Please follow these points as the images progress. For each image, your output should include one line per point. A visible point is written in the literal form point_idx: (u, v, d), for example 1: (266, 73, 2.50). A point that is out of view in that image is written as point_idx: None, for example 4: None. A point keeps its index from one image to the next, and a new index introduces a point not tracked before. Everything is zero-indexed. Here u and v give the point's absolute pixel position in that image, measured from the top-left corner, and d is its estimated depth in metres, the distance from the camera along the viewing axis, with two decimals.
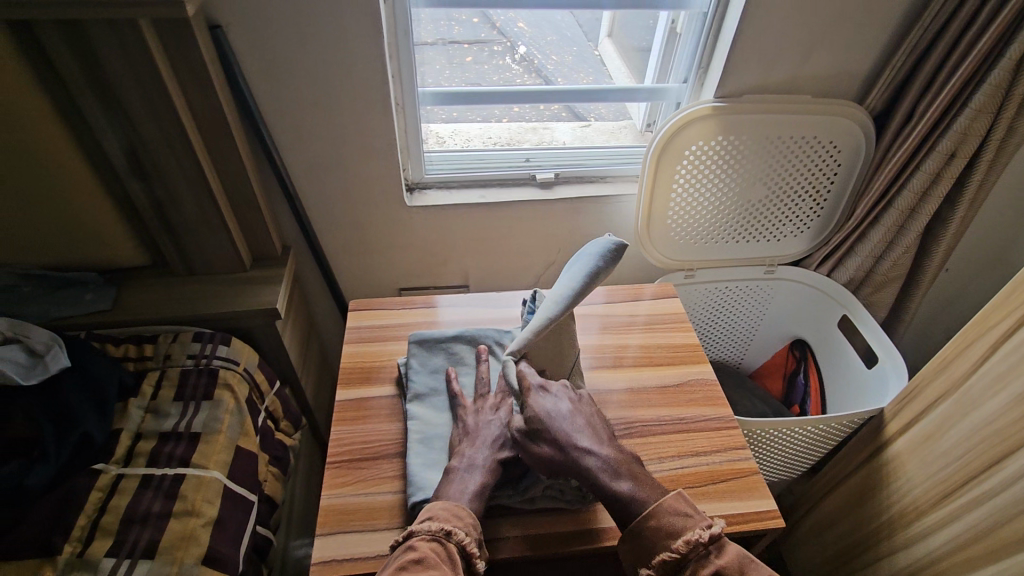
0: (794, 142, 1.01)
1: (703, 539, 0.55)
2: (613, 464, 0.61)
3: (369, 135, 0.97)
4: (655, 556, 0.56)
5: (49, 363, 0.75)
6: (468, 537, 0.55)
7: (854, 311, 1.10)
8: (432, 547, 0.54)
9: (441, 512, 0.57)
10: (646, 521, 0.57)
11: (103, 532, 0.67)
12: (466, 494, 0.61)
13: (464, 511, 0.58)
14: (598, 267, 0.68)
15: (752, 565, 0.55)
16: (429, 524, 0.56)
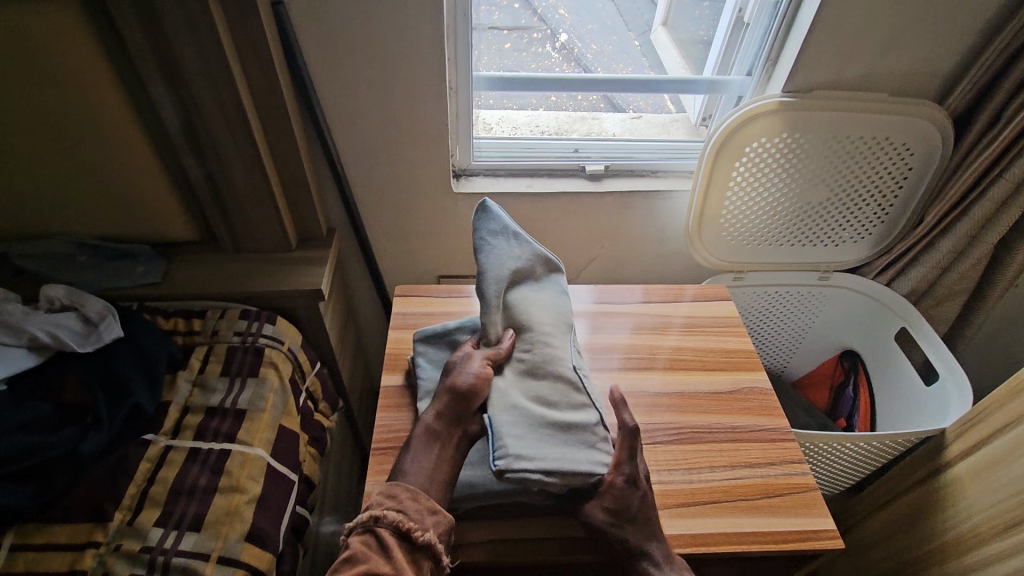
0: (864, 143, 0.96)
1: None
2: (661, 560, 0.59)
3: (422, 118, 0.96)
4: None
5: (103, 333, 0.78)
6: (400, 516, 0.55)
7: (914, 323, 1.04)
8: (363, 539, 0.54)
9: (373, 500, 0.57)
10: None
11: (152, 502, 0.67)
12: (411, 471, 0.60)
13: (399, 488, 0.57)
14: (482, 233, 0.74)
15: None
16: (360, 515, 0.56)
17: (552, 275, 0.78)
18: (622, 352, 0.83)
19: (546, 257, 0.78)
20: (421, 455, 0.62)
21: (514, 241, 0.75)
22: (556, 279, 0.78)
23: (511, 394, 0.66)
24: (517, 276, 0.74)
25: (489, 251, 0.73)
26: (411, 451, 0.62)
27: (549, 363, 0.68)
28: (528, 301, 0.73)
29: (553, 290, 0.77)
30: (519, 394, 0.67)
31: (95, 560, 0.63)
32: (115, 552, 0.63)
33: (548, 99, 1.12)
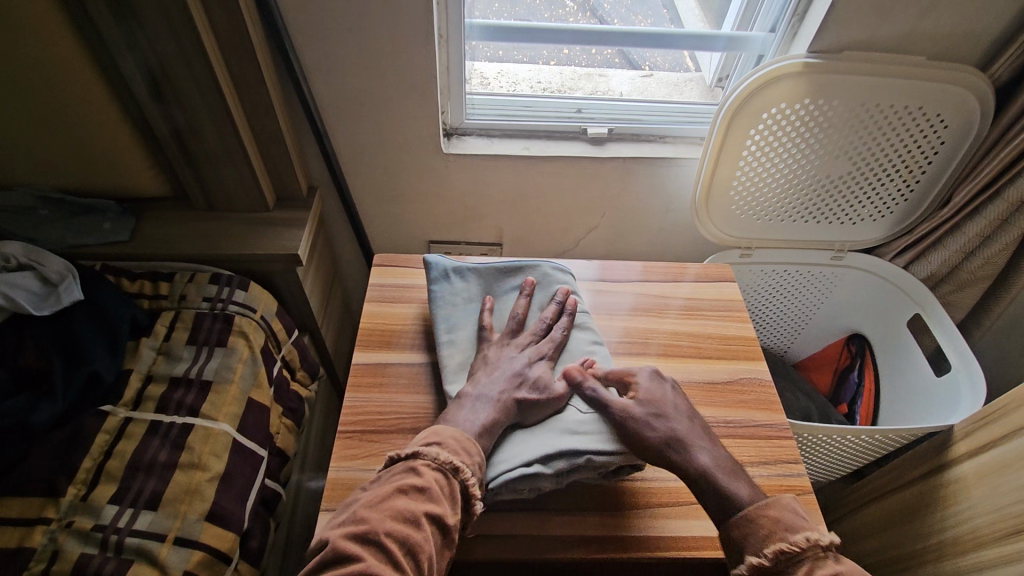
0: (894, 113, 0.87)
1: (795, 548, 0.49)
2: (730, 473, 0.56)
3: (409, 72, 0.87)
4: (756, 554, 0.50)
5: (61, 295, 0.73)
6: (475, 479, 0.53)
7: (928, 310, 0.98)
8: (438, 477, 0.52)
9: (449, 442, 0.54)
10: (764, 509, 0.52)
11: (108, 477, 0.65)
12: (473, 425, 0.58)
13: (473, 447, 0.55)
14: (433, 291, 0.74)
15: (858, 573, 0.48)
16: (437, 452, 0.53)
17: (525, 272, 0.75)
18: (613, 335, 0.77)
19: (492, 270, 0.76)
20: (481, 412, 0.59)
21: (457, 280, 0.75)
22: (524, 270, 0.76)
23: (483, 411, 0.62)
24: (474, 302, 0.74)
25: (439, 296, 0.74)
26: (463, 408, 0.60)
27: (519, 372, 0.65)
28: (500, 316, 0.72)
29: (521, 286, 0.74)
30: None
31: (46, 537, 0.60)
32: (67, 529, 0.61)
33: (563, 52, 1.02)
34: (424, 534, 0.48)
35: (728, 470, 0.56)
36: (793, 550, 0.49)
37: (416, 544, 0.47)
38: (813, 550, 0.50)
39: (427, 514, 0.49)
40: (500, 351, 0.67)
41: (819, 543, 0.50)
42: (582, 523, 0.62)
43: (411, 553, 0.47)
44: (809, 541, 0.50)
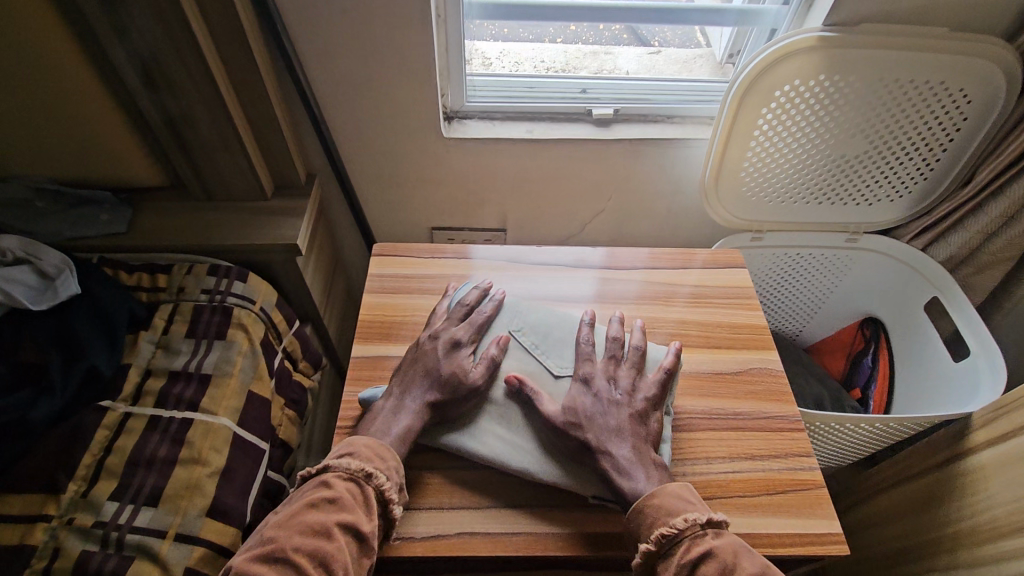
0: (913, 89, 0.82)
1: (700, 520, 0.52)
2: (634, 464, 0.57)
3: (406, 54, 0.84)
4: (652, 531, 0.52)
5: (59, 289, 0.72)
6: (388, 483, 0.55)
7: (947, 294, 0.94)
8: (349, 487, 0.54)
9: (362, 451, 0.57)
10: (648, 499, 0.54)
11: (108, 473, 0.64)
12: (389, 434, 0.60)
13: (388, 453, 0.58)
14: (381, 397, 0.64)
15: (747, 554, 0.51)
16: (348, 463, 0.55)
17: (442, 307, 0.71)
18: None
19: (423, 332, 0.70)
20: (396, 422, 0.61)
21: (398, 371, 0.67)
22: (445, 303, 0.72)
23: (494, 431, 0.63)
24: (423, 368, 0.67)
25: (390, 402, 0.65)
26: (379, 416, 0.61)
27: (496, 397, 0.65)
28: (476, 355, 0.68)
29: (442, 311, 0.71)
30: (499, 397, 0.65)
31: (48, 534, 0.60)
32: (68, 526, 0.61)
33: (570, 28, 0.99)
34: (336, 544, 0.50)
35: (638, 460, 0.58)
36: (674, 531, 0.52)
37: (327, 554, 0.49)
38: (694, 529, 0.52)
39: (337, 524, 0.51)
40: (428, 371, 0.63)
41: (699, 522, 0.52)
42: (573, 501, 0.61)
43: (322, 564, 0.49)
44: (688, 521, 0.52)
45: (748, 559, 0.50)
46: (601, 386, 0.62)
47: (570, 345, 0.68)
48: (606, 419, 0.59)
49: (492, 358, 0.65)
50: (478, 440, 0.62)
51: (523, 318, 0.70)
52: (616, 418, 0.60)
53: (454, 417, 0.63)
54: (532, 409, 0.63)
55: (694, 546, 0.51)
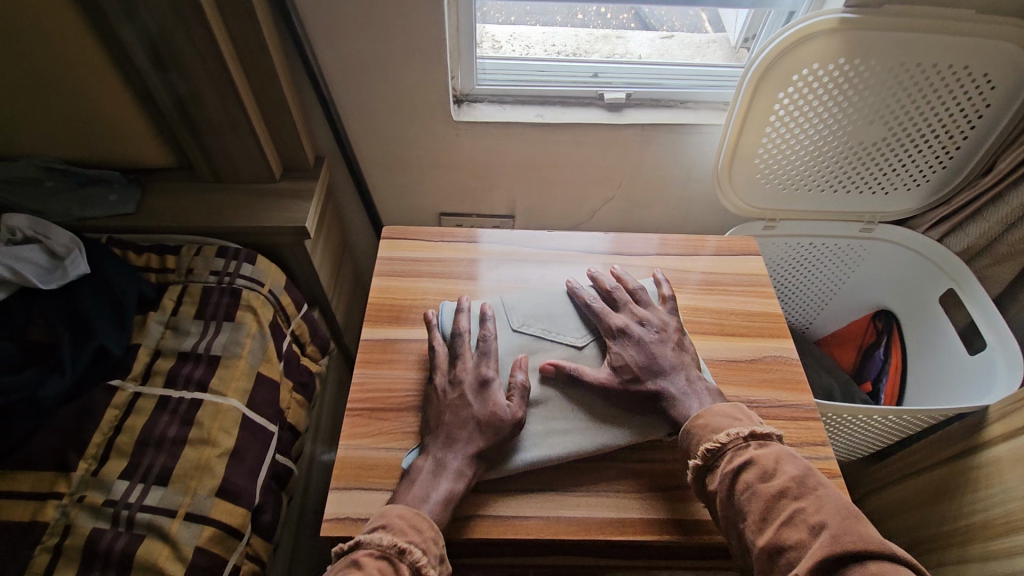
0: (936, 74, 0.80)
1: (742, 433, 0.54)
2: (687, 391, 0.60)
3: (416, 34, 0.83)
4: (698, 448, 0.55)
5: (68, 269, 0.72)
6: (425, 558, 0.48)
7: (965, 286, 0.93)
8: (381, 566, 0.47)
9: (396, 523, 0.50)
10: (696, 419, 0.58)
11: (118, 453, 0.64)
12: (431, 501, 0.54)
13: (424, 522, 0.51)
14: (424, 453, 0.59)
15: (791, 459, 0.52)
16: (380, 537, 0.48)
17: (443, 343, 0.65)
18: None
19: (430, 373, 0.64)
20: (436, 487, 0.55)
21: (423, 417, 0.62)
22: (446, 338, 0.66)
23: (549, 431, 0.61)
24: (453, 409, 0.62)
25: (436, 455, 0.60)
26: (418, 482, 0.55)
27: (551, 401, 0.63)
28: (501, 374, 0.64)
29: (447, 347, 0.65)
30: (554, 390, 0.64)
31: (59, 511, 0.60)
32: (78, 504, 0.61)
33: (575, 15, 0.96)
34: None
35: (689, 388, 0.61)
36: (717, 445, 0.54)
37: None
38: (737, 442, 0.54)
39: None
40: (459, 418, 0.59)
41: (741, 436, 0.54)
42: (656, 472, 0.62)
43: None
44: (730, 435, 0.54)
45: (791, 463, 0.51)
46: (638, 331, 0.64)
47: (572, 314, 0.69)
48: (649, 356, 0.62)
49: (522, 385, 0.61)
50: (541, 445, 0.60)
51: (523, 312, 0.69)
52: (657, 355, 0.62)
53: (498, 460, 0.59)
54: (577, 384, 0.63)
55: (736, 457, 0.53)
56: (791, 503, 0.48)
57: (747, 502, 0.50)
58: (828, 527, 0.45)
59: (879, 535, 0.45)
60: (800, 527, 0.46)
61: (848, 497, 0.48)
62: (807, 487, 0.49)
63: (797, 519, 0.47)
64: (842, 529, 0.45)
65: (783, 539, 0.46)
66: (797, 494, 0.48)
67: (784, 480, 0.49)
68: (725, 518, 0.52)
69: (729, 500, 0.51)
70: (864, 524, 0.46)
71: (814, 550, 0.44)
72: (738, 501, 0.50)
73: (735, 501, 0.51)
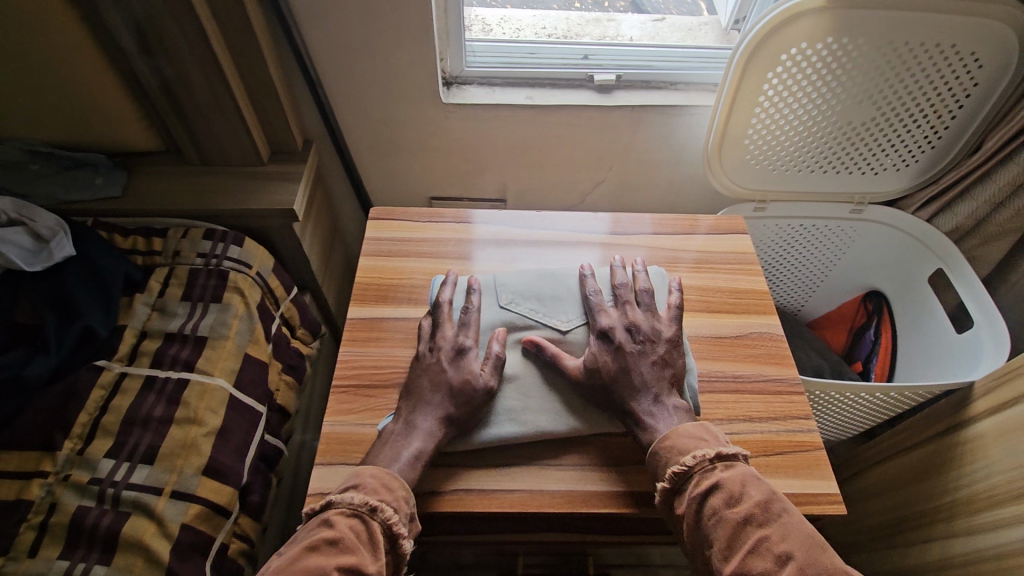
0: (925, 52, 0.80)
1: (709, 456, 0.53)
2: (659, 406, 0.58)
3: (403, 14, 0.82)
4: (666, 471, 0.54)
5: (53, 252, 0.71)
6: (396, 516, 0.50)
7: (953, 267, 0.93)
8: (353, 524, 0.48)
9: (368, 481, 0.51)
10: (664, 441, 0.56)
11: (104, 432, 0.64)
12: (401, 460, 0.55)
13: (395, 481, 0.52)
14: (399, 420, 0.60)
15: (757, 482, 0.51)
16: (351, 496, 0.50)
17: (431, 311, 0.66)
18: None
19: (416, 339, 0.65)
20: (409, 446, 0.56)
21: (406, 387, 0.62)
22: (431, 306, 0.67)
23: (524, 405, 0.61)
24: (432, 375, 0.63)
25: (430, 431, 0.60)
26: (389, 441, 0.56)
27: (528, 375, 0.64)
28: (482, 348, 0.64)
29: (432, 314, 0.66)
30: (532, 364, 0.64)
31: (44, 490, 0.60)
32: (64, 482, 0.61)
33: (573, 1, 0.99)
34: None
35: (662, 401, 0.59)
36: (684, 469, 0.53)
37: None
38: (703, 464, 0.53)
39: (339, 567, 0.45)
40: (435, 382, 0.60)
41: (708, 458, 0.53)
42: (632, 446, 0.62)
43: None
44: (697, 458, 0.53)
45: (756, 487, 0.51)
46: (622, 338, 0.62)
47: (562, 297, 0.68)
48: (629, 366, 0.60)
49: (497, 356, 0.62)
50: (515, 421, 0.60)
51: (511, 288, 0.68)
52: (637, 365, 0.60)
53: (469, 427, 0.60)
54: (553, 370, 0.64)
55: (703, 480, 0.52)
56: (757, 529, 0.48)
57: (714, 530, 0.49)
58: (794, 558, 0.46)
59: (838, 562, 0.47)
60: (766, 556, 0.46)
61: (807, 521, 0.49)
62: (771, 512, 0.49)
63: (762, 547, 0.47)
64: (806, 559, 0.46)
65: (749, 568, 0.46)
66: (762, 520, 0.49)
67: (751, 507, 0.49)
68: (692, 542, 0.51)
69: (696, 526, 0.51)
70: (825, 552, 0.47)
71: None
72: (704, 528, 0.50)
73: (703, 528, 0.50)
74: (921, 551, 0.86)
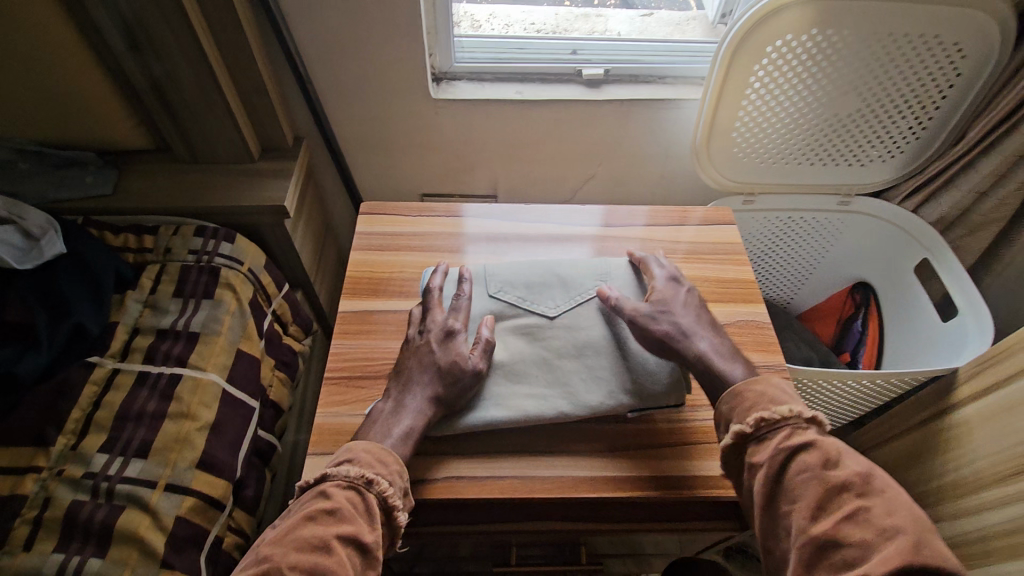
0: (908, 43, 0.81)
1: (805, 417, 0.51)
2: (725, 351, 0.59)
3: (391, 9, 0.82)
4: (754, 417, 0.52)
5: (43, 249, 0.71)
6: (392, 489, 0.51)
7: (938, 256, 0.94)
8: (349, 496, 0.49)
9: (363, 455, 0.52)
10: (747, 383, 0.56)
11: (97, 427, 0.65)
12: (391, 436, 0.56)
13: (389, 457, 0.53)
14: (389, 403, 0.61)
15: (854, 456, 0.49)
16: (347, 470, 0.51)
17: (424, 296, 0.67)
18: None
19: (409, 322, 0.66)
20: (398, 423, 0.57)
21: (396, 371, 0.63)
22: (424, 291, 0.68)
23: (512, 391, 0.62)
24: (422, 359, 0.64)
25: None
26: (378, 419, 0.57)
27: (517, 362, 0.64)
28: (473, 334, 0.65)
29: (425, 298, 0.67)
30: (522, 350, 0.65)
31: (38, 485, 0.61)
32: (58, 478, 0.61)
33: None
34: (336, 559, 0.45)
35: (728, 348, 0.60)
36: (775, 417, 0.51)
37: (326, 569, 0.44)
38: (797, 420, 0.51)
39: (337, 537, 0.46)
40: (424, 363, 0.60)
41: (804, 415, 0.52)
42: (617, 433, 0.63)
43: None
44: (793, 412, 0.52)
45: (853, 459, 0.48)
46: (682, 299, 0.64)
47: (550, 284, 0.69)
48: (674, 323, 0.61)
49: (487, 340, 0.63)
50: (502, 405, 0.61)
51: (500, 278, 0.69)
52: (696, 320, 0.62)
53: (456, 410, 0.61)
54: (542, 356, 0.64)
55: (796, 435, 0.50)
56: (854, 497, 0.45)
57: (802, 485, 0.47)
58: (902, 533, 0.42)
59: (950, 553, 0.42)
60: (864, 526, 0.43)
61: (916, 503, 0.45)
62: (875, 486, 0.46)
63: (861, 516, 0.44)
64: (916, 538, 0.42)
65: (841, 533, 0.43)
66: (862, 490, 0.45)
67: (850, 473, 0.46)
68: (766, 494, 0.49)
69: (777, 482, 0.49)
70: (936, 536, 0.42)
71: (880, 553, 0.41)
72: (791, 484, 0.48)
73: (785, 481, 0.48)
74: None
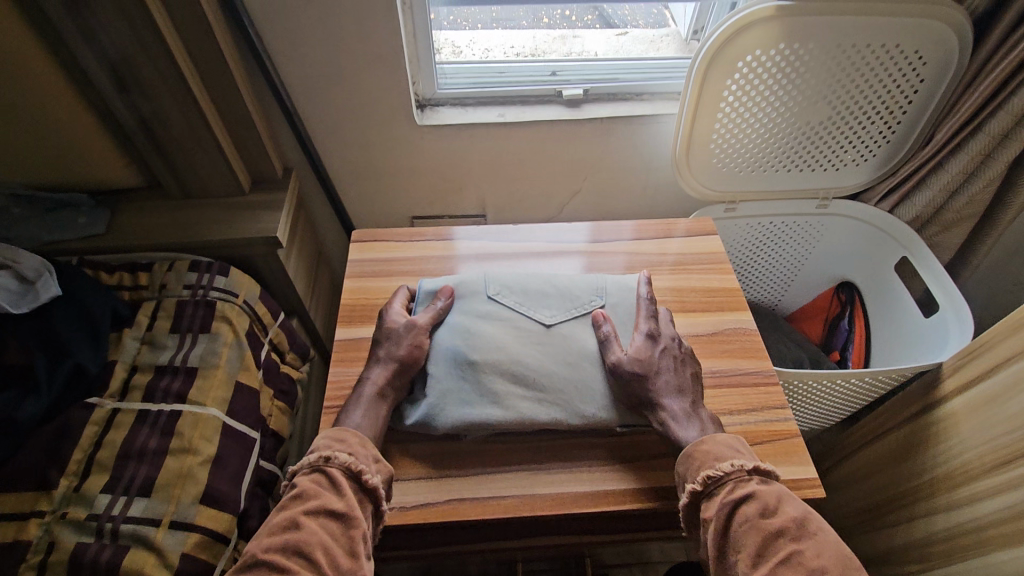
0: (872, 53, 0.84)
1: (747, 467, 0.55)
2: (689, 415, 0.61)
3: (372, 42, 0.85)
4: (700, 473, 0.55)
5: (39, 291, 0.72)
6: (351, 457, 0.55)
7: (917, 253, 0.97)
8: (312, 478, 0.54)
9: (320, 443, 0.57)
10: (697, 445, 0.58)
11: (100, 467, 0.65)
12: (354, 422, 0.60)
13: (347, 434, 0.58)
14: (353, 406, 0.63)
15: (789, 500, 0.53)
16: (307, 457, 0.56)
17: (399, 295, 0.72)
18: None
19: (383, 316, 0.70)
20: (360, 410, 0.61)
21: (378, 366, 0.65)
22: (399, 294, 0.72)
23: (508, 391, 0.63)
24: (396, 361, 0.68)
25: (424, 414, 0.63)
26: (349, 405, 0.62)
27: (518, 364, 0.65)
28: (479, 336, 0.66)
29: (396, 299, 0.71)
30: (523, 351, 0.66)
31: (42, 528, 0.61)
32: (62, 520, 0.62)
33: (541, 18, 1.01)
34: (307, 531, 0.50)
35: (689, 411, 0.61)
36: (719, 473, 0.54)
37: (301, 542, 0.49)
38: (740, 474, 0.54)
39: (305, 513, 0.51)
40: (387, 354, 0.65)
41: (745, 468, 0.55)
42: (605, 443, 0.64)
43: (299, 553, 0.49)
44: (734, 466, 0.55)
45: (790, 504, 0.53)
46: (665, 344, 0.65)
47: (550, 295, 0.71)
48: (654, 374, 0.63)
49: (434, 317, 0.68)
50: (500, 406, 0.63)
51: (500, 281, 0.72)
52: (670, 373, 0.63)
53: (454, 411, 0.62)
54: (542, 358, 0.66)
55: (737, 488, 0.53)
56: (790, 543, 0.50)
57: (745, 537, 0.51)
58: (826, 574, 0.48)
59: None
60: (799, 570, 0.48)
61: (841, 541, 0.51)
62: (806, 530, 0.51)
63: (795, 561, 0.49)
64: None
65: None
66: (797, 535, 0.50)
67: (785, 521, 0.51)
68: (717, 547, 0.52)
69: (723, 536, 0.52)
70: (858, 573, 0.49)
71: None
72: (735, 535, 0.51)
73: (731, 533, 0.52)
74: (906, 530, 0.88)
